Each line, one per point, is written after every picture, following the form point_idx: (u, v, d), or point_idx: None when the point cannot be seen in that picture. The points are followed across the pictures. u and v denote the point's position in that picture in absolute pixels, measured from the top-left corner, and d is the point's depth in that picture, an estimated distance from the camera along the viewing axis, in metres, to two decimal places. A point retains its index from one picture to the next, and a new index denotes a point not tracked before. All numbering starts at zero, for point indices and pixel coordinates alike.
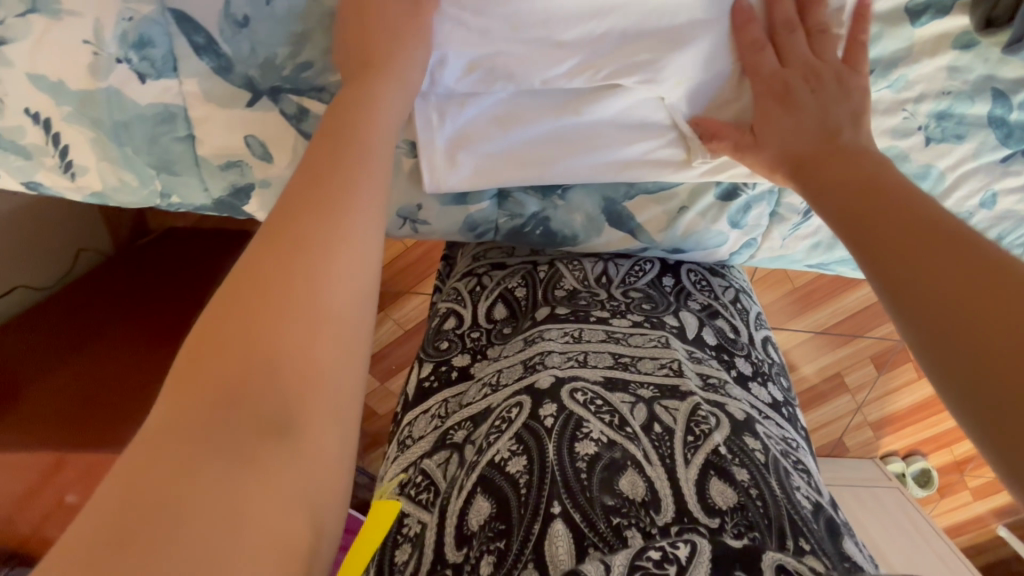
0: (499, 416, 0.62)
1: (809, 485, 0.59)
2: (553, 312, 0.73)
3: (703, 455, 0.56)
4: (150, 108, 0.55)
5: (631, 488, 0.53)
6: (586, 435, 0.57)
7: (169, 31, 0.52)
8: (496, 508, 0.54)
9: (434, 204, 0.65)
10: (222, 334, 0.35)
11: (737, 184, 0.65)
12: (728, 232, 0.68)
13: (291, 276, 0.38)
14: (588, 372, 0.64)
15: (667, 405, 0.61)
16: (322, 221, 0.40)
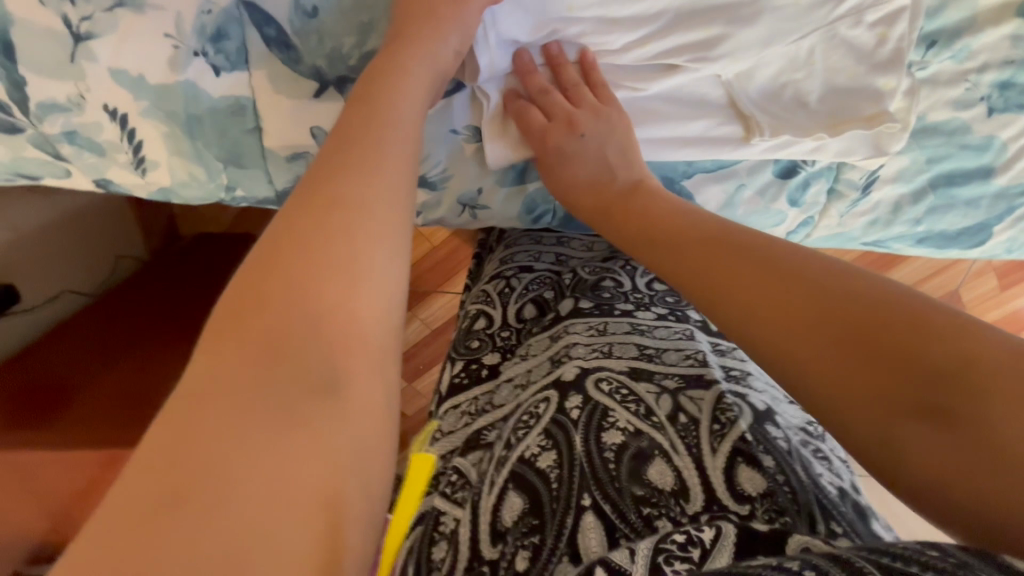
0: (526, 412, 0.62)
1: (831, 472, 0.57)
2: (578, 306, 0.73)
3: (730, 442, 0.54)
4: (223, 100, 0.56)
5: (660, 477, 0.53)
6: (612, 424, 0.57)
7: (241, 23, 0.53)
8: (530, 504, 0.54)
9: (496, 187, 0.65)
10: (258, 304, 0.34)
11: (797, 161, 0.65)
12: (787, 211, 0.68)
13: (315, 241, 0.36)
14: (613, 363, 0.63)
15: (692, 396, 0.58)
16: (352, 190, 0.39)
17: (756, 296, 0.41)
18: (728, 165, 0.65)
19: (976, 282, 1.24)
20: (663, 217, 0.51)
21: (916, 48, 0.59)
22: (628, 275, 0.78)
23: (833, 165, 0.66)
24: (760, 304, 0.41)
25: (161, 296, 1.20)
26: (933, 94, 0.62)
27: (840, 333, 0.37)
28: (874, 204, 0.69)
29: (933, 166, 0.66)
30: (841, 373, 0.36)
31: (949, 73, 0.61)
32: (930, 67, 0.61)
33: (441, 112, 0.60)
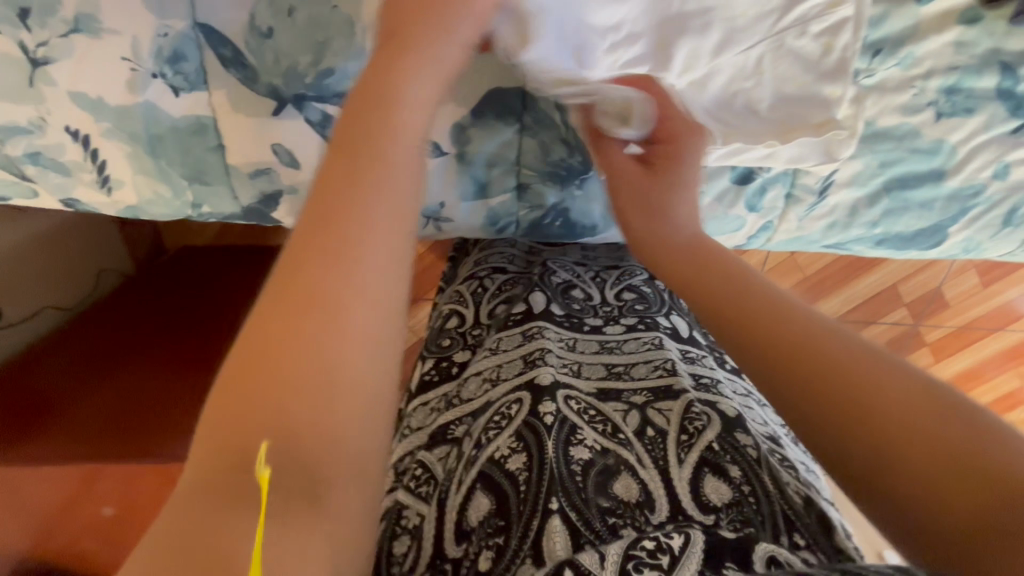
0: (498, 411, 0.62)
1: (798, 480, 0.57)
2: (550, 307, 0.75)
3: (697, 453, 0.56)
4: (183, 120, 0.58)
5: (625, 490, 0.54)
6: (580, 441, 0.57)
7: (199, 45, 0.55)
8: (496, 504, 0.54)
9: (457, 201, 0.66)
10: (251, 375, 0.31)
11: (752, 167, 0.66)
12: (745, 216, 0.70)
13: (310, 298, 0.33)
14: (581, 384, 0.65)
15: (659, 408, 0.61)
16: (349, 242, 0.35)
17: (752, 333, 0.43)
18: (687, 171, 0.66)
19: (956, 281, 1.24)
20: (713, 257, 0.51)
21: (861, 56, 0.61)
22: (597, 288, 0.80)
23: (790, 171, 0.67)
24: (756, 343, 0.43)
25: (170, 308, 1.21)
26: (881, 100, 0.63)
27: (826, 373, 0.39)
28: (831, 208, 0.70)
29: (887, 169, 0.67)
30: (825, 407, 0.38)
31: (895, 80, 0.63)
32: (877, 74, 0.62)
33: None
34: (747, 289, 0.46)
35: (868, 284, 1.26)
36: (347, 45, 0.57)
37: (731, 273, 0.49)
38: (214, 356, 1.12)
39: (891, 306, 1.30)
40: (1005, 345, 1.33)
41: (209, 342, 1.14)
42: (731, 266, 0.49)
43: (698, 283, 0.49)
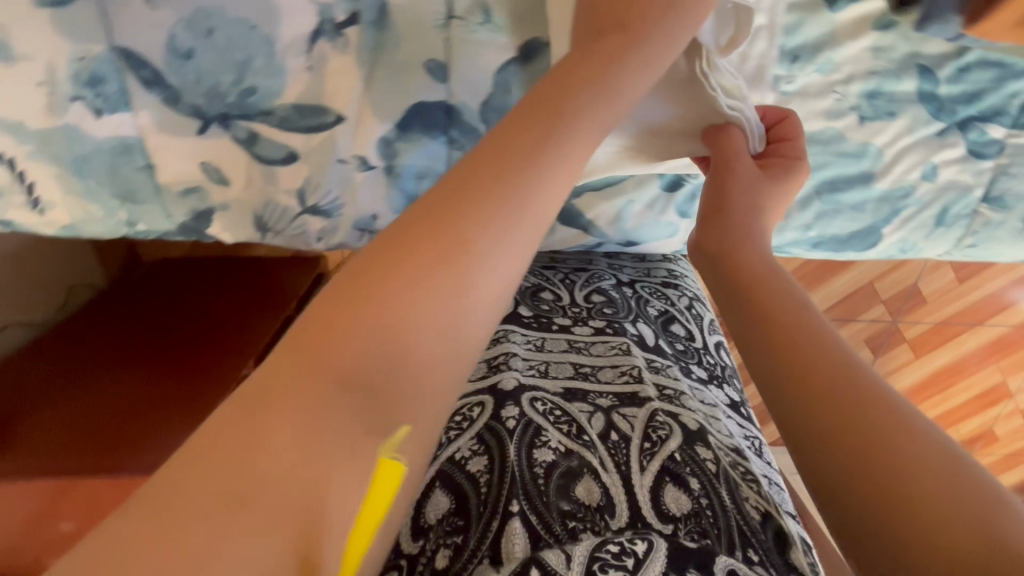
0: (459, 414, 0.63)
1: (760, 495, 0.60)
2: (518, 312, 0.76)
3: (659, 461, 0.59)
4: (108, 141, 0.59)
5: (587, 494, 0.55)
6: (544, 443, 0.58)
7: (119, 68, 0.56)
8: (455, 503, 0.55)
9: (388, 212, 0.67)
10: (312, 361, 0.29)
11: (680, 175, 0.67)
12: (678, 222, 0.70)
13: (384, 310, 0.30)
14: (549, 383, 0.65)
15: (624, 413, 0.63)
16: (448, 271, 0.32)
17: (776, 329, 0.44)
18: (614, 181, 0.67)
19: (931, 276, 1.22)
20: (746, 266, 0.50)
21: (780, 62, 0.62)
22: (567, 289, 0.82)
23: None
24: (775, 339, 0.44)
25: (147, 319, 1.22)
26: (803, 105, 0.64)
27: (828, 379, 0.40)
28: None
29: (815, 174, 0.68)
30: (814, 406, 0.39)
31: (816, 86, 0.63)
32: (797, 81, 0.63)
33: (324, 145, 0.62)
34: (781, 293, 0.47)
35: (844, 282, 1.24)
36: (268, 64, 0.58)
37: (767, 275, 0.48)
38: (185, 359, 1.13)
39: (869, 304, 1.28)
40: (987, 339, 1.32)
41: (182, 347, 1.16)
42: (766, 268, 0.49)
43: (731, 283, 0.50)
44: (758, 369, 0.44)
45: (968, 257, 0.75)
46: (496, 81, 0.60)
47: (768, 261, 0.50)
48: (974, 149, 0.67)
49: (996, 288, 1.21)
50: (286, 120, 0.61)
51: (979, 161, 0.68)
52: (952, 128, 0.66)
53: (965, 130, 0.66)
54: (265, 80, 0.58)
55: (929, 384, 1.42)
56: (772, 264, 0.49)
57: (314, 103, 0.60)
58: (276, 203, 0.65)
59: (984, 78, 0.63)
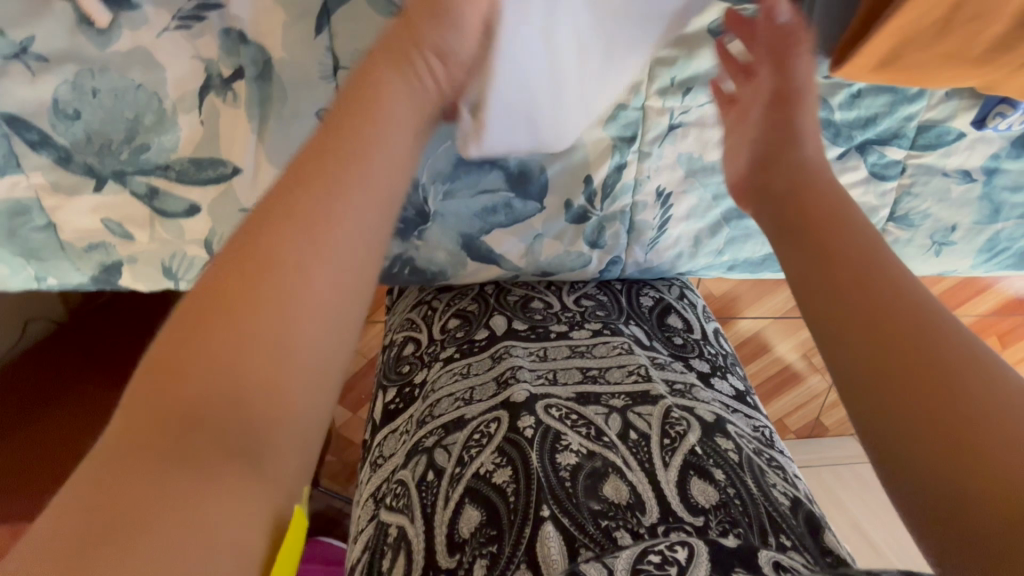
0: (476, 430, 0.62)
1: (785, 481, 0.62)
2: (512, 326, 0.74)
3: (681, 456, 0.59)
4: (3, 203, 0.59)
5: (615, 492, 0.55)
6: (566, 447, 0.59)
7: (5, 134, 0.56)
8: (486, 515, 0.55)
9: None
10: (164, 397, 0.34)
11: (585, 207, 0.68)
12: (589, 252, 0.71)
13: (226, 317, 0.37)
14: (560, 390, 0.65)
15: (639, 412, 0.63)
16: (291, 254, 0.39)
17: (879, 337, 0.46)
18: (579, 165, 0.65)
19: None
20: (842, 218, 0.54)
21: (672, 95, 0.63)
22: (556, 294, 0.79)
23: (630, 181, 0.67)
24: (877, 346, 0.45)
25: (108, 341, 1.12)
26: (700, 135, 0.65)
27: (935, 388, 0.41)
28: (675, 240, 0.71)
29: (721, 202, 0.69)
30: (912, 412, 0.41)
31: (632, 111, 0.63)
32: (692, 111, 0.64)
33: (225, 195, 0.62)
34: (888, 288, 0.48)
35: None
36: (157, 121, 0.57)
37: (878, 272, 0.49)
38: None
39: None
40: None
41: None
42: (869, 263, 0.50)
43: (829, 270, 0.51)
44: (853, 368, 0.46)
45: None
46: None
47: (877, 256, 0.51)
48: (874, 171, 0.68)
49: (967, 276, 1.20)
50: (184, 173, 0.60)
51: (881, 182, 0.69)
52: (851, 152, 0.67)
53: (863, 153, 0.67)
54: (158, 137, 0.58)
55: None
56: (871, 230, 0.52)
57: (210, 155, 0.60)
58: (184, 254, 0.65)
59: (877, 104, 0.64)
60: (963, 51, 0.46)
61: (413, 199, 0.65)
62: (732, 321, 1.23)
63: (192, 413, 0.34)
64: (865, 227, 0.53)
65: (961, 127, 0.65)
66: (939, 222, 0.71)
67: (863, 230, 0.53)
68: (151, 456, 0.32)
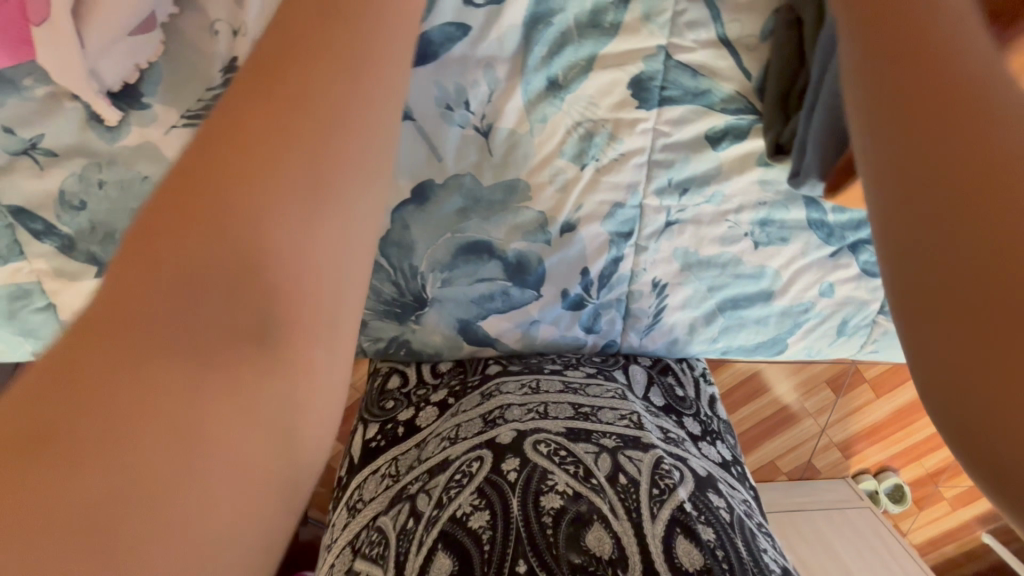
0: (458, 470, 0.61)
1: (774, 549, 0.60)
2: (505, 365, 0.73)
3: (669, 510, 0.56)
4: (6, 288, 0.59)
5: (598, 544, 0.53)
6: (551, 488, 0.57)
7: (10, 224, 0.57)
8: (458, 565, 0.52)
9: None
10: (186, 248, 0.26)
11: (583, 296, 0.68)
12: (584, 336, 0.71)
13: (253, 143, 0.29)
14: (550, 422, 0.63)
15: (630, 455, 0.60)
16: (328, 83, 0.32)
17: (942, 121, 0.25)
18: (577, 258, 0.66)
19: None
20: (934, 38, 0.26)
21: (670, 194, 0.64)
22: None
23: (627, 273, 0.68)
24: (918, 145, 0.25)
25: None
26: (696, 232, 0.66)
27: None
28: (670, 327, 0.72)
29: (716, 293, 0.70)
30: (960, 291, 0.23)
31: (608, 142, 0.61)
32: (688, 210, 0.65)
33: None
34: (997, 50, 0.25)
35: None
36: None
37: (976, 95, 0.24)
38: None
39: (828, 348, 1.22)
40: None
41: None
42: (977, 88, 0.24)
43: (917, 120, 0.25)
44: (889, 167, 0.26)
45: (871, 360, 0.77)
46: (394, 219, 0.62)
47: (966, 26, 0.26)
48: (866, 269, 0.69)
49: None
50: None
51: (873, 278, 0.70)
52: (844, 251, 0.69)
53: (856, 251, 0.69)
54: None
55: (891, 422, 1.35)
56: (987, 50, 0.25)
57: None
58: None
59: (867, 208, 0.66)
60: None
61: (412, 286, 0.66)
62: (727, 363, 1.21)
63: (221, 257, 0.27)
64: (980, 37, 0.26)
65: None
66: None
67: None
68: (171, 321, 0.25)
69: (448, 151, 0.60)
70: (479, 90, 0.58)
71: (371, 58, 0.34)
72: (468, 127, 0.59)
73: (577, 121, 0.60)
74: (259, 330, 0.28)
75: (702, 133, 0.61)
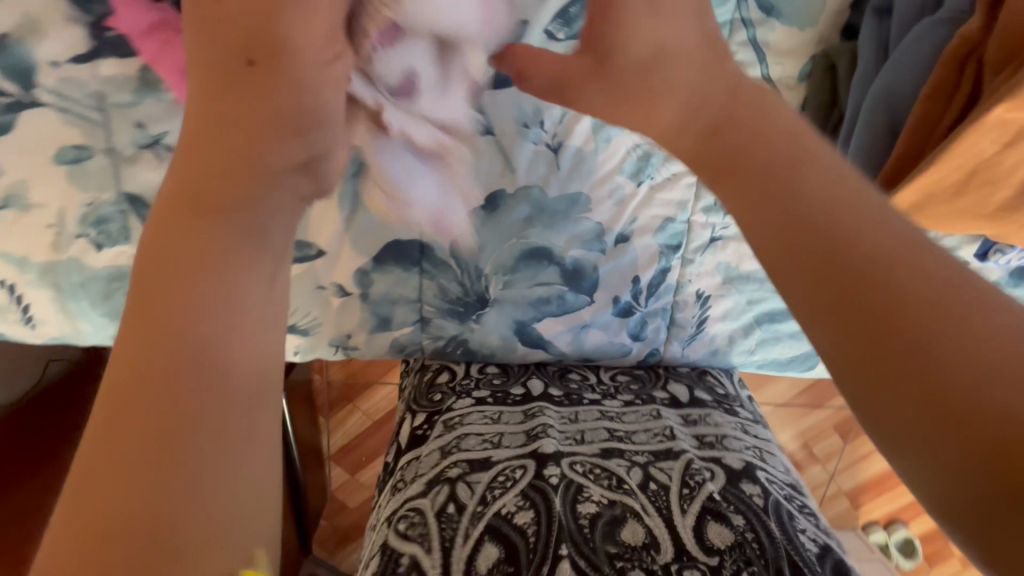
0: (500, 473, 0.65)
1: (815, 528, 0.63)
2: (547, 390, 0.77)
3: (699, 503, 0.62)
4: (106, 270, 0.63)
5: (632, 535, 0.59)
6: (587, 497, 0.62)
7: (123, 210, 0.61)
8: (505, 552, 0.58)
9: (361, 332, 0.72)
10: (131, 459, 0.33)
11: (631, 303, 0.73)
12: (630, 343, 0.76)
13: (137, 377, 0.34)
14: (586, 448, 0.68)
15: (662, 466, 0.65)
16: (194, 276, 0.37)
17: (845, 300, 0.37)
18: (629, 266, 0.72)
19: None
20: (851, 231, 0.38)
21: (715, 211, 0.70)
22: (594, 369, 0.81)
23: (673, 283, 0.74)
24: (850, 312, 0.37)
25: None
26: (738, 247, 0.72)
27: (912, 364, 0.34)
28: (710, 338, 0.77)
29: (753, 306, 0.75)
30: (918, 409, 0.34)
31: (662, 162, 0.68)
32: (731, 227, 0.71)
33: (304, 274, 0.68)
34: (873, 226, 0.39)
35: None
36: None
37: (877, 271, 0.37)
38: None
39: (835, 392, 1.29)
40: None
41: None
42: (871, 266, 0.37)
43: (845, 288, 0.37)
44: (835, 342, 0.38)
45: None
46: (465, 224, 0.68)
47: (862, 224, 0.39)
48: None
49: None
50: None
51: None
52: None
53: None
54: None
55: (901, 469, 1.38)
56: (881, 226, 0.39)
57: (298, 238, 0.66)
58: None
59: None
60: (979, 208, 0.54)
61: (477, 287, 0.71)
62: None
63: (163, 454, 0.33)
64: (870, 230, 0.38)
65: (965, 257, 0.74)
66: None
67: (831, 160, 0.42)
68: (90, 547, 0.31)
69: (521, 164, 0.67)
70: (553, 112, 0.65)
71: (206, 232, 0.39)
72: (541, 144, 0.66)
73: (637, 143, 0.67)
74: (193, 504, 0.33)
75: None
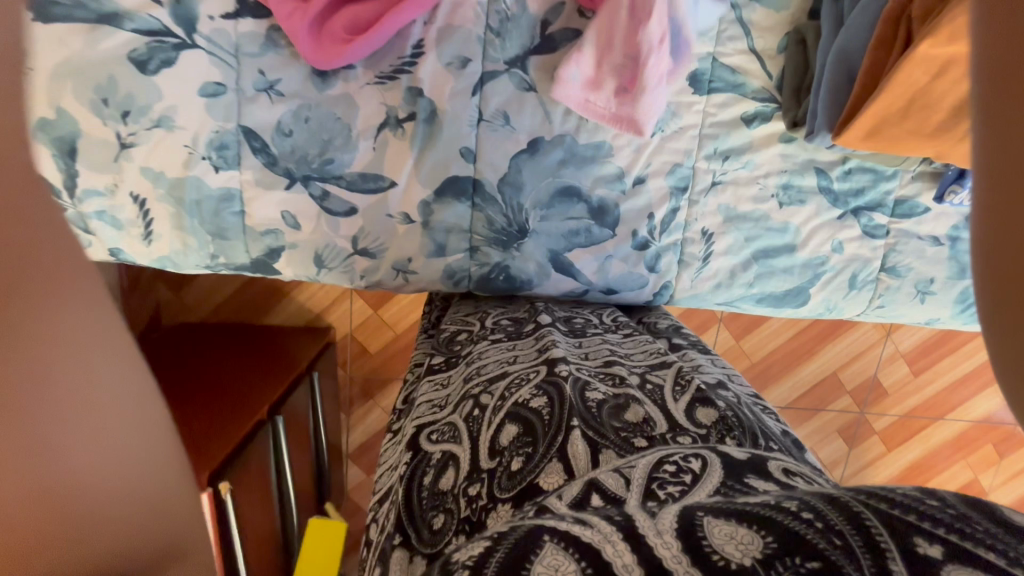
0: (517, 377, 0.72)
1: (774, 422, 0.73)
2: (553, 325, 0.85)
3: (688, 394, 0.67)
4: (218, 190, 0.79)
5: (634, 416, 0.63)
6: (593, 388, 0.67)
7: (239, 139, 0.78)
8: (521, 428, 0.62)
9: (420, 256, 0.85)
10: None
11: (647, 236, 0.87)
12: (647, 274, 0.89)
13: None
14: (590, 361, 0.76)
15: (655, 373, 0.73)
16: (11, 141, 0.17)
17: None
18: (644, 205, 0.86)
19: (888, 367, 1.37)
20: None
21: (714, 159, 0.85)
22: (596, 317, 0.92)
23: (681, 221, 0.87)
24: None
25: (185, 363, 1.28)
26: (735, 191, 0.87)
27: None
28: (714, 271, 0.90)
29: (751, 243, 0.89)
30: None
31: (671, 117, 0.84)
32: (728, 173, 0.86)
33: (377, 203, 0.82)
34: None
35: (810, 372, 1.38)
36: (344, 139, 0.79)
37: None
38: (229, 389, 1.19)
39: (836, 394, 1.40)
40: (950, 434, 1.42)
41: (229, 378, 1.23)
42: None
43: None
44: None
45: (879, 315, 0.94)
46: (510, 165, 0.83)
47: None
48: (866, 231, 0.89)
49: (949, 380, 1.37)
50: (352, 183, 0.81)
51: (873, 239, 0.89)
52: (848, 215, 0.88)
53: (857, 216, 0.88)
54: (342, 153, 0.80)
55: (905, 478, 1.46)
56: None
57: (375, 172, 0.81)
58: (334, 245, 0.83)
59: (863, 180, 0.87)
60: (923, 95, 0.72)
61: (517, 217, 0.84)
62: None
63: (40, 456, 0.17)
64: None
65: (926, 202, 0.88)
66: (920, 275, 0.91)
67: None
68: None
69: (557, 113, 0.82)
70: None
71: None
72: None
73: None
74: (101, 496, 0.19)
75: (739, 115, 0.84)
